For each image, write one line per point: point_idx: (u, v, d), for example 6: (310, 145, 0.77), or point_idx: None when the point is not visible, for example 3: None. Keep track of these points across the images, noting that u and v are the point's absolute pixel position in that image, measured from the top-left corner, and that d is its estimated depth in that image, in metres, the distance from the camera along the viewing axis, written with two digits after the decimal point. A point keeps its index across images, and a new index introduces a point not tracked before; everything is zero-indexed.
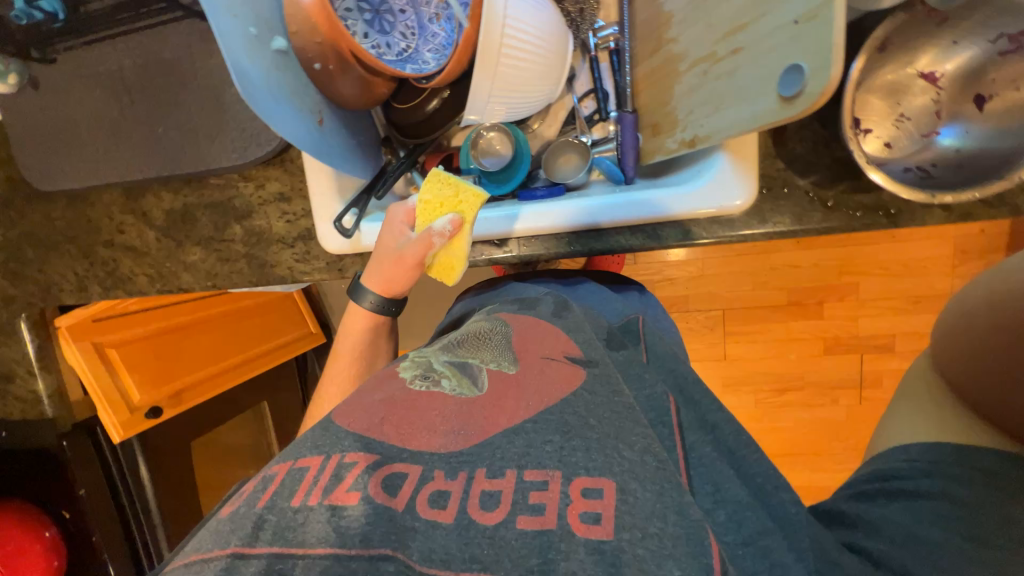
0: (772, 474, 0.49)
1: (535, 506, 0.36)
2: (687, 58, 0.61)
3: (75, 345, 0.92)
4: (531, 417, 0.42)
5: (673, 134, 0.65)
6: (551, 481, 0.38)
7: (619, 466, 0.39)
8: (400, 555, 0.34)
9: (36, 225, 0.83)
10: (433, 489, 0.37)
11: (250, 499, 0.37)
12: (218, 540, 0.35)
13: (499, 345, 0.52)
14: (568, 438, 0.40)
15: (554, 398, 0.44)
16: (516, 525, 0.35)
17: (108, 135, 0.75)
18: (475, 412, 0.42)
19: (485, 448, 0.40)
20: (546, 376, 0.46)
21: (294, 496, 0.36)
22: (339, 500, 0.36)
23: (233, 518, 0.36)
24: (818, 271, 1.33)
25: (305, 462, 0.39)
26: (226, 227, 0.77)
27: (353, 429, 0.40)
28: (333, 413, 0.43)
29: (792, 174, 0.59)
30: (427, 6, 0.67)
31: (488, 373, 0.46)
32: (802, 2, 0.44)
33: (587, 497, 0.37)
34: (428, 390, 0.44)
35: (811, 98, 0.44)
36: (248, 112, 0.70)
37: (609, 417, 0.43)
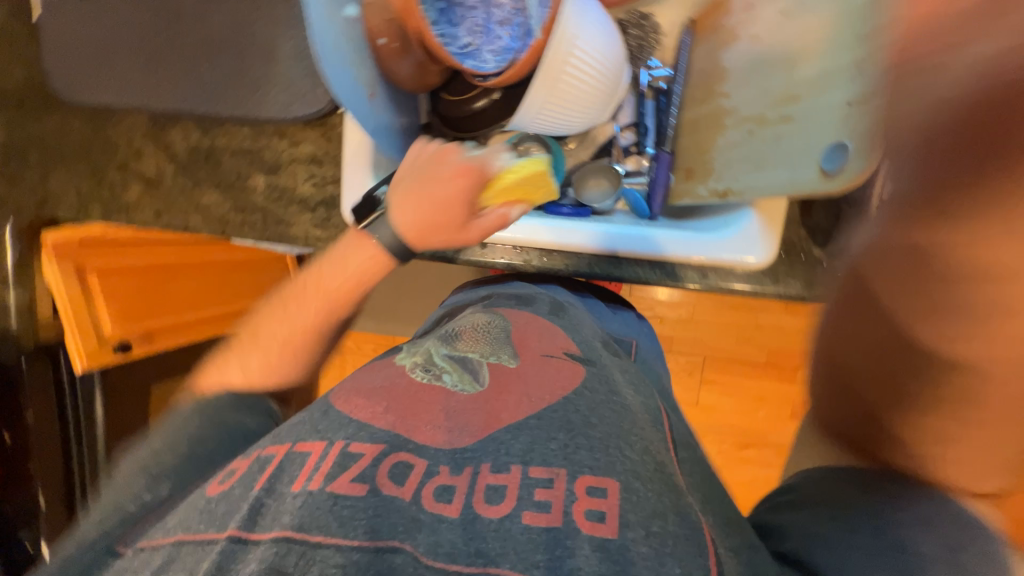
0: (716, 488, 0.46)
1: (540, 503, 0.36)
2: (734, 114, 0.63)
3: (56, 264, 0.89)
4: (533, 414, 0.43)
5: (705, 182, 0.67)
6: (557, 480, 0.38)
7: (622, 465, 0.39)
8: (406, 546, 0.34)
9: (46, 131, 0.79)
10: (438, 484, 0.37)
11: (247, 480, 0.39)
12: (214, 523, 0.37)
13: (497, 336, 0.54)
14: (572, 436, 0.41)
15: (556, 395, 0.46)
16: (522, 519, 0.35)
17: (149, 60, 0.74)
18: (481, 406, 0.44)
19: (489, 443, 0.40)
20: (548, 372, 0.49)
21: (294, 482, 0.37)
22: (343, 489, 0.36)
23: (228, 498, 0.38)
24: (800, 338, 1.38)
25: (306, 448, 0.40)
26: (249, 177, 0.75)
27: (357, 417, 0.42)
28: (332, 398, 0.46)
29: (810, 243, 0.63)
30: (498, 10, 0.69)
31: (487, 369, 0.49)
32: (855, 88, 0.47)
33: (592, 495, 0.37)
34: (431, 384, 0.47)
35: (848, 179, 0.48)
36: (300, 70, 0.70)
37: (609, 416, 0.44)
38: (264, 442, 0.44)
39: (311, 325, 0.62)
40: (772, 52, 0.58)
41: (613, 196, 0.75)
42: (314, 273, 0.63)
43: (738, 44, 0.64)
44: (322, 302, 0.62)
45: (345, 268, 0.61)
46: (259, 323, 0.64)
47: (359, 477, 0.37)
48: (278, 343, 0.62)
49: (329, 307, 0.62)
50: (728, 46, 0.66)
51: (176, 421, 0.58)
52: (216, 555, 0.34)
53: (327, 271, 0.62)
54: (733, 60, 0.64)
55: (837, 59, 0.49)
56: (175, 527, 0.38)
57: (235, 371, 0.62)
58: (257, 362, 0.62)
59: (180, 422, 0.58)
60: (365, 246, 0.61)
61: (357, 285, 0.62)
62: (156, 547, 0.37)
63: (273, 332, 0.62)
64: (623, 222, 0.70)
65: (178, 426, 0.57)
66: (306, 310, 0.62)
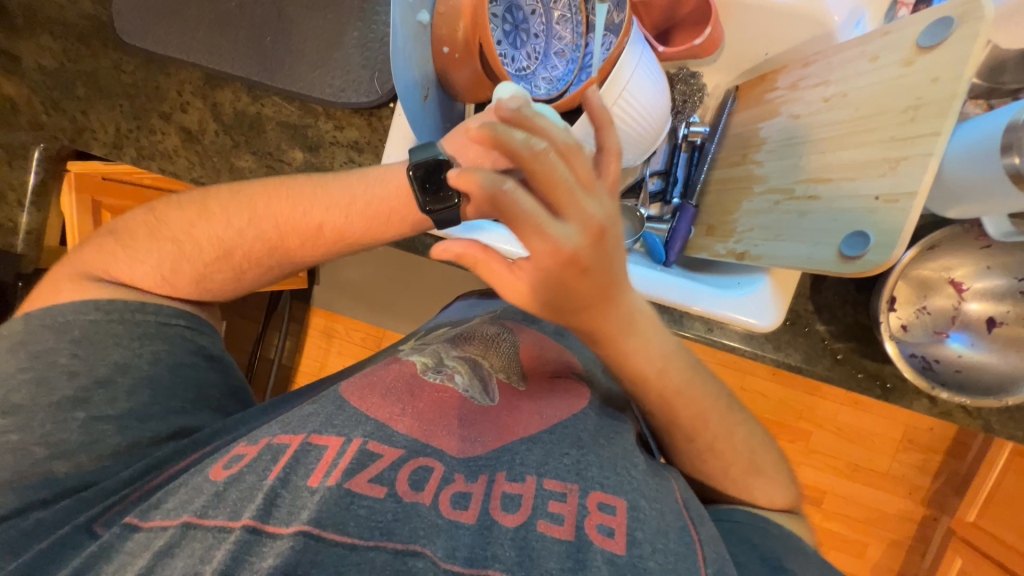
0: (640, 504, 0.47)
1: (555, 514, 0.44)
2: (763, 182, 0.65)
3: (74, 195, 0.92)
4: (546, 428, 0.51)
5: (724, 241, 0.69)
6: (570, 494, 0.46)
7: (629, 485, 0.48)
8: (427, 552, 0.40)
9: (100, 69, 0.80)
10: (455, 492, 0.45)
11: (261, 469, 0.45)
12: (230, 511, 0.42)
13: (506, 353, 0.60)
14: (583, 453, 0.49)
15: (567, 412, 0.54)
16: (537, 527, 0.43)
17: (215, 21, 0.76)
18: (490, 421, 0.51)
19: (504, 453, 0.49)
20: (557, 392, 0.56)
21: (312, 476, 0.44)
22: (360, 488, 0.43)
23: (242, 485, 0.44)
24: (782, 407, 1.40)
25: (323, 443, 0.47)
26: (288, 149, 0.76)
27: (375, 416, 0.49)
28: (346, 393, 0.52)
29: (816, 319, 0.64)
30: (558, 41, 0.72)
31: (498, 383, 0.56)
32: (886, 183, 0.51)
33: (602, 511, 0.45)
34: (443, 383, 0.54)
35: (867, 266, 0.51)
36: (359, 60, 0.73)
37: (615, 439, 0.53)
38: (274, 429, 0.49)
39: (275, 255, 0.58)
40: (810, 132, 0.60)
41: (633, 236, 0.76)
42: (306, 213, 0.56)
43: (777, 119, 0.66)
44: (304, 240, 0.57)
45: (351, 219, 0.56)
46: (198, 224, 0.57)
47: (376, 479, 0.44)
48: (217, 254, 0.57)
49: (317, 250, 0.57)
50: (768, 117, 0.68)
51: (81, 313, 0.55)
52: (231, 544, 0.40)
53: (328, 216, 0.56)
54: (770, 132, 0.66)
55: (870, 154, 0.53)
56: (180, 509, 0.43)
57: (152, 267, 0.57)
58: (186, 267, 0.58)
59: (88, 314, 0.55)
60: (381, 199, 0.56)
61: (356, 236, 0.57)
62: (166, 526, 0.43)
63: (211, 238, 0.57)
64: (640, 263, 0.72)
65: (94, 329, 0.55)
66: (270, 236, 0.57)
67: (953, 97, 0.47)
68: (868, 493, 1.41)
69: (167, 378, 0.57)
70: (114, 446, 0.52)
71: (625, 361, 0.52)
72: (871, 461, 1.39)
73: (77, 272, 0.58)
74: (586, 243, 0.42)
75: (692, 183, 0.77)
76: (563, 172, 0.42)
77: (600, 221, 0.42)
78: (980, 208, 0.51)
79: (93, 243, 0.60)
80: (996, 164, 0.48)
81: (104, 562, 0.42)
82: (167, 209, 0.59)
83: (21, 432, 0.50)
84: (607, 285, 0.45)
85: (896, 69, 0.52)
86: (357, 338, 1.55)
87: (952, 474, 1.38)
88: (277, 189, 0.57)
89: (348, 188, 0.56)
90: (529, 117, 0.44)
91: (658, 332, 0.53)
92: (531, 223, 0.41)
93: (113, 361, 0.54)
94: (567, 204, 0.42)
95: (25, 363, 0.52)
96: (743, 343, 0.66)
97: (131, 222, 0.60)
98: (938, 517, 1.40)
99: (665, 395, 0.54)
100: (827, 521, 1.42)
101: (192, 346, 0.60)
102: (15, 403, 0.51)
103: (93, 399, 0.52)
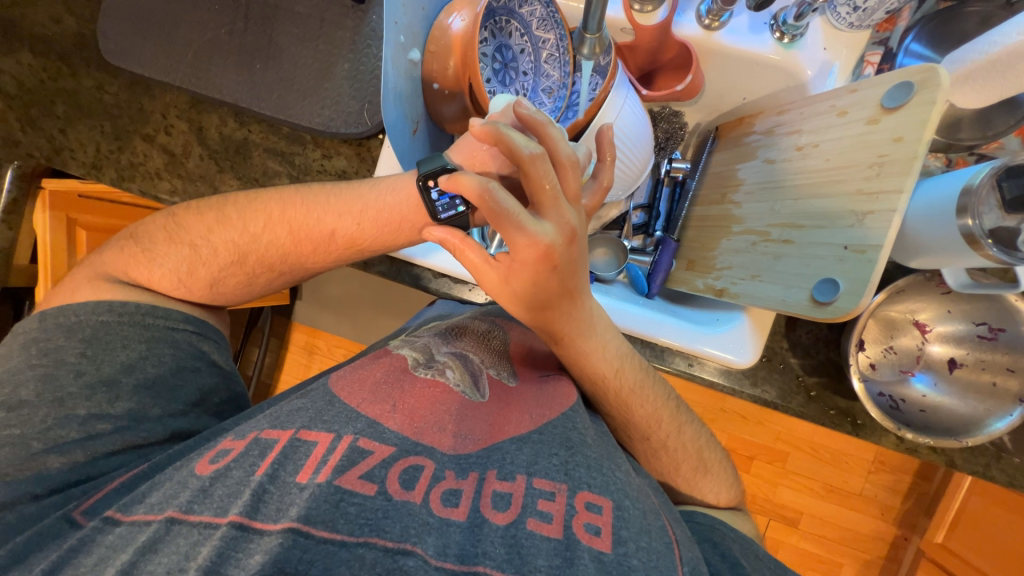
0: (625, 492, 0.48)
1: (543, 513, 0.45)
2: (741, 223, 0.68)
3: (48, 212, 0.89)
4: (535, 428, 0.52)
5: (704, 277, 0.71)
6: (559, 493, 0.46)
7: (614, 484, 0.49)
8: (418, 550, 0.40)
9: (82, 88, 0.78)
10: (445, 489, 0.45)
11: (248, 465, 0.44)
12: (217, 511, 0.41)
13: (497, 350, 0.61)
14: (572, 453, 0.50)
15: (556, 411, 0.54)
16: (527, 525, 0.44)
17: (205, 44, 0.75)
18: (482, 416, 0.52)
19: (494, 452, 0.49)
20: (546, 392, 0.56)
21: (299, 472, 0.43)
22: (349, 484, 0.43)
23: (228, 483, 0.43)
24: (759, 428, 1.43)
25: (312, 437, 0.46)
26: (276, 175, 0.75)
27: (366, 413, 0.49)
28: (336, 389, 0.51)
29: (790, 355, 0.66)
30: (547, 79, 0.73)
31: (489, 381, 0.56)
32: (854, 235, 0.53)
33: (589, 510, 0.46)
34: (434, 379, 0.53)
35: (838, 313, 0.53)
36: (351, 90, 0.73)
37: (601, 442, 0.54)
38: (262, 424, 0.48)
39: (286, 261, 0.59)
40: (783, 180, 0.63)
41: (616, 268, 0.79)
42: (320, 219, 0.57)
43: (755, 161, 0.69)
44: (317, 245, 0.58)
45: (362, 226, 0.57)
46: (216, 228, 0.58)
47: (366, 476, 0.44)
48: (231, 257, 0.58)
49: (328, 256, 0.59)
50: (745, 160, 0.71)
51: (94, 313, 0.53)
52: (217, 540, 0.39)
53: (341, 223, 0.57)
54: (749, 174, 0.69)
55: (842, 204, 0.55)
56: (165, 504, 0.42)
57: (168, 269, 0.57)
58: (201, 269, 0.58)
59: (99, 314, 0.53)
60: (392, 207, 0.56)
61: (369, 241, 0.58)
62: (149, 520, 0.41)
63: (226, 243, 0.57)
64: (621, 297, 0.73)
65: (104, 330, 0.53)
66: (283, 243, 0.57)
67: (915, 157, 0.50)
68: (842, 514, 1.44)
69: (170, 380, 0.55)
70: (112, 443, 0.50)
71: (581, 360, 0.56)
72: (844, 481, 1.43)
73: (94, 272, 0.57)
74: (559, 244, 0.46)
75: (674, 218, 0.80)
76: (552, 180, 0.46)
77: (574, 226, 0.47)
78: (942, 260, 0.53)
79: (112, 248, 0.60)
80: (953, 223, 0.50)
81: (83, 555, 0.40)
82: (186, 214, 0.59)
83: (23, 427, 0.48)
84: (569, 286, 0.49)
85: (862, 126, 0.55)
86: (339, 356, 1.58)
87: (921, 496, 1.42)
88: (292, 197, 0.58)
89: (361, 196, 0.57)
90: (543, 125, 0.49)
91: (613, 336, 0.57)
92: (516, 218, 0.44)
93: (119, 362, 0.52)
94: (549, 206, 0.46)
95: (34, 361, 0.50)
96: (722, 379, 0.67)
97: (151, 228, 0.60)
98: (908, 537, 1.44)
99: (621, 393, 0.58)
100: (803, 541, 1.45)
101: (195, 351, 0.57)
102: (22, 398, 0.49)
103: (96, 396, 0.51)
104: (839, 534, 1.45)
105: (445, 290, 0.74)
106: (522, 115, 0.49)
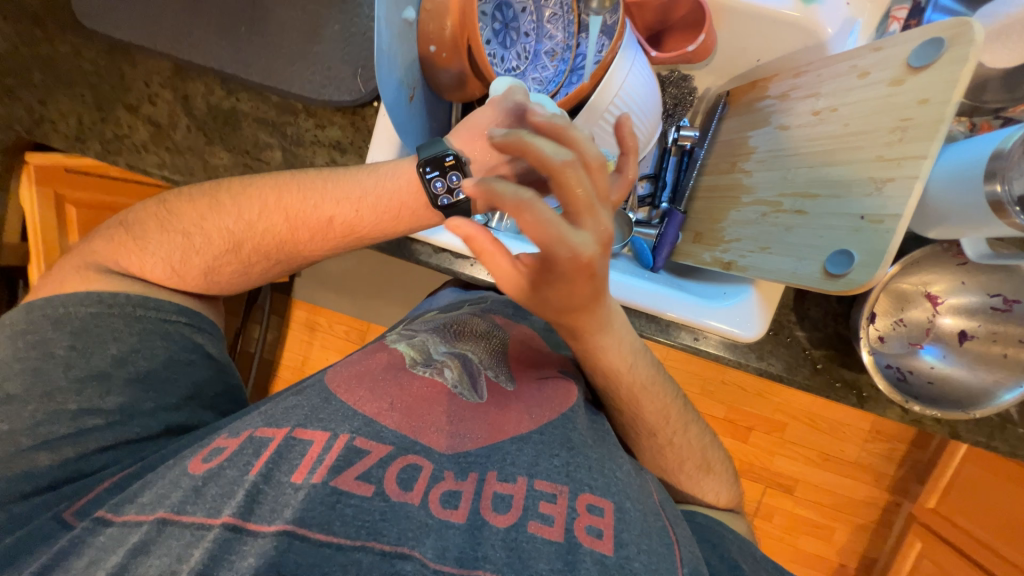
0: (626, 496, 0.48)
1: (545, 515, 0.44)
2: (751, 193, 0.65)
3: (35, 188, 0.87)
4: (536, 428, 0.51)
5: (711, 249, 0.69)
6: (560, 496, 0.46)
7: (615, 486, 0.49)
8: (416, 554, 0.40)
9: (58, 54, 0.74)
10: (445, 490, 0.44)
11: (242, 464, 0.44)
12: (210, 510, 0.41)
13: (495, 349, 0.60)
14: (572, 454, 0.49)
15: (556, 412, 0.53)
16: (528, 528, 0.43)
17: (185, 6, 0.71)
18: (481, 414, 0.51)
19: (495, 452, 0.48)
20: (545, 392, 0.55)
21: (294, 472, 0.43)
22: (347, 487, 0.43)
23: (223, 482, 0.43)
24: (758, 400, 1.44)
25: (306, 436, 0.46)
26: (268, 146, 0.72)
27: (364, 411, 0.48)
28: (332, 386, 0.51)
29: (797, 329, 0.66)
30: (550, 41, 0.70)
31: (487, 383, 0.55)
32: (870, 204, 0.51)
33: (590, 512, 0.46)
34: (432, 378, 0.53)
35: (852, 285, 0.52)
36: (341, 55, 0.69)
37: (600, 440, 0.54)
38: (256, 421, 0.48)
39: (284, 249, 0.57)
40: (797, 147, 0.60)
41: (619, 241, 0.76)
42: (317, 206, 0.55)
43: (766, 129, 0.66)
44: (315, 233, 0.56)
45: (361, 212, 0.54)
46: (211, 217, 0.55)
47: (363, 476, 0.44)
48: (227, 245, 0.56)
49: (327, 243, 0.56)
50: (757, 126, 0.68)
51: (83, 305, 0.52)
52: (210, 543, 0.39)
53: (339, 209, 0.55)
54: (760, 142, 0.66)
55: (859, 171, 0.53)
56: (156, 504, 0.42)
57: (160, 259, 0.55)
58: (194, 258, 0.56)
59: (89, 306, 0.52)
60: (391, 193, 0.54)
61: (367, 229, 0.55)
62: (139, 521, 0.41)
63: (222, 232, 0.55)
64: (626, 271, 0.71)
65: (93, 322, 0.52)
66: (280, 230, 0.55)
67: (941, 120, 0.47)
68: (837, 481, 1.48)
69: (162, 374, 0.54)
70: (103, 439, 0.50)
71: (597, 354, 0.54)
72: (841, 450, 1.45)
73: (82, 264, 0.55)
74: (599, 255, 0.41)
75: (681, 188, 0.76)
76: (586, 185, 0.40)
77: (610, 232, 0.42)
78: (960, 230, 0.52)
79: (103, 236, 0.57)
80: (979, 190, 0.48)
81: (73, 558, 0.40)
82: (178, 201, 0.57)
83: (10, 423, 0.48)
84: (600, 290, 0.46)
85: (885, 88, 0.52)
86: (340, 332, 1.58)
87: (915, 463, 1.45)
88: (289, 183, 0.55)
89: (360, 181, 0.54)
90: (565, 130, 0.44)
91: (628, 331, 0.55)
92: (552, 234, 0.39)
93: (110, 354, 0.52)
94: (583, 215, 0.41)
95: (23, 353, 0.50)
96: (728, 353, 0.66)
97: (141, 215, 0.57)
98: (900, 503, 1.48)
99: (633, 389, 0.57)
100: (797, 507, 1.49)
101: (189, 344, 0.57)
102: (9, 393, 0.49)
103: (85, 391, 0.50)
104: (833, 501, 1.49)
105: (446, 265, 0.73)
106: (540, 123, 0.45)
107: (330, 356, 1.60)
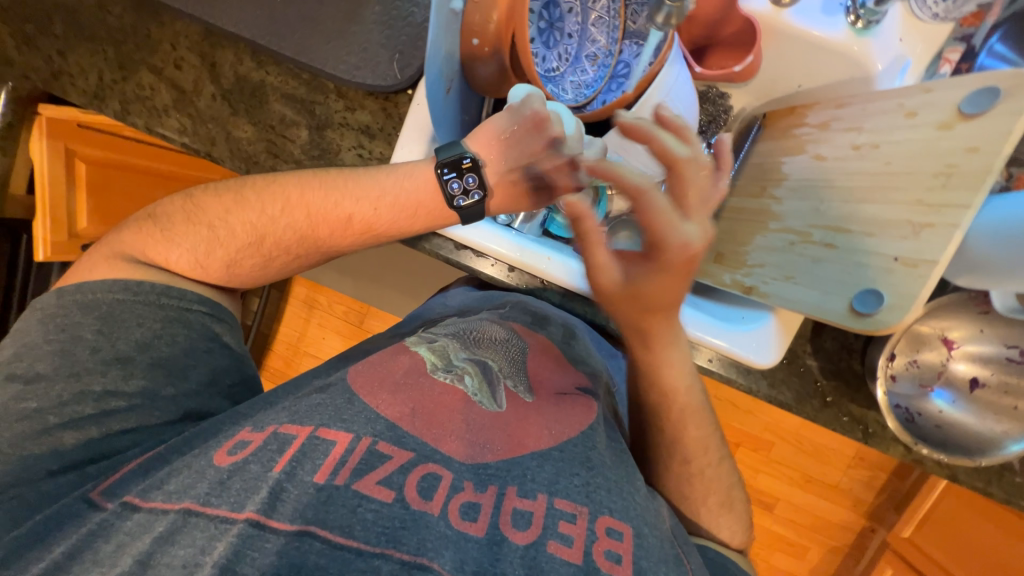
0: (645, 519, 0.48)
1: (565, 535, 0.43)
2: (780, 220, 0.64)
3: (46, 141, 0.84)
4: (555, 445, 0.51)
5: (732, 271, 0.68)
6: (580, 516, 0.45)
7: (634, 510, 0.48)
8: (435, 566, 0.39)
9: (83, 7, 0.72)
10: (464, 502, 0.44)
11: (266, 459, 0.44)
12: (234, 504, 0.41)
13: (514, 356, 0.62)
14: (592, 474, 0.49)
15: (574, 429, 0.53)
16: (548, 547, 0.42)
17: None
18: (499, 428, 0.51)
19: (515, 467, 0.47)
20: (563, 408, 0.56)
21: (317, 472, 0.43)
22: (370, 491, 0.42)
23: (246, 476, 0.43)
24: (748, 417, 1.46)
25: (329, 436, 0.46)
26: (293, 124, 0.70)
27: (387, 413, 0.49)
28: (355, 387, 0.51)
29: (813, 361, 0.66)
30: (592, 45, 0.70)
31: (506, 394, 0.55)
32: (906, 246, 0.51)
33: (610, 536, 0.45)
34: (452, 385, 0.53)
35: (875, 326, 0.54)
36: (379, 39, 0.67)
37: (619, 462, 0.53)
38: (282, 417, 0.49)
39: (304, 244, 0.60)
40: (831, 178, 0.59)
41: None
42: (338, 203, 0.59)
43: (802, 157, 0.65)
44: (333, 230, 0.60)
45: (379, 211, 0.59)
46: (235, 211, 0.58)
47: (384, 481, 0.43)
48: (249, 238, 0.58)
49: (344, 240, 0.61)
50: (792, 153, 0.67)
51: (110, 291, 0.53)
52: (234, 537, 0.39)
53: (358, 208, 0.59)
54: (793, 170, 0.65)
55: (896, 212, 0.53)
56: (182, 493, 0.42)
57: (186, 250, 0.57)
58: (218, 251, 0.57)
59: (116, 293, 0.53)
60: (409, 193, 0.59)
61: (384, 227, 0.60)
62: (167, 509, 0.42)
63: (245, 225, 0.58)
64: None
65: (119, 308, 0.53)
66: (300, 225, 0.58)
67: (989, 172, 0.47)
68: (816, 503, 1.50)
69: (182, 360, 0.54)
70: (125, 421, 0.51)
71: (659, 366, 0.56)
72: (823, 473, 1.48)
73: (111, 253, 0.56)
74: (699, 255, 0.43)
75: None
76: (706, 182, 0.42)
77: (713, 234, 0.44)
78: (993, 281, 0.52)
79: (132, 228, 0.59)
80: None
81: (104, 539, 0.41)
82: (203, 196, 0.60)
83: (40, 400, 0.49)
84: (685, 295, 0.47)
85: (932, 131, 0.51)
86: (339, 311, 1.58)
87: (894, 492, 1.48)
88: (310, 180, 0.59)
89: (379, 181, 0.59)
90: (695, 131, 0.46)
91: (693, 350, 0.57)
92: (663, 223, 0.41)
93: (135, 340, 0.52)
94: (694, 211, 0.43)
95: (53, 335, 0.51)
96: (741, 377, 0.66)
97: (169, 208, 0.60)
98: (875, 528, 1.51)
99: (684, 412, 0.58)
100: (774, 524, 1.52)
101: (208, 332, 0.57)
102: (39, 372, 0.50)
103: (110, 373, 0.51)
104: (811, 521, 1.52)
105: (467, 263, 0.73)
106: None
107: (326, 336, 1.59)
